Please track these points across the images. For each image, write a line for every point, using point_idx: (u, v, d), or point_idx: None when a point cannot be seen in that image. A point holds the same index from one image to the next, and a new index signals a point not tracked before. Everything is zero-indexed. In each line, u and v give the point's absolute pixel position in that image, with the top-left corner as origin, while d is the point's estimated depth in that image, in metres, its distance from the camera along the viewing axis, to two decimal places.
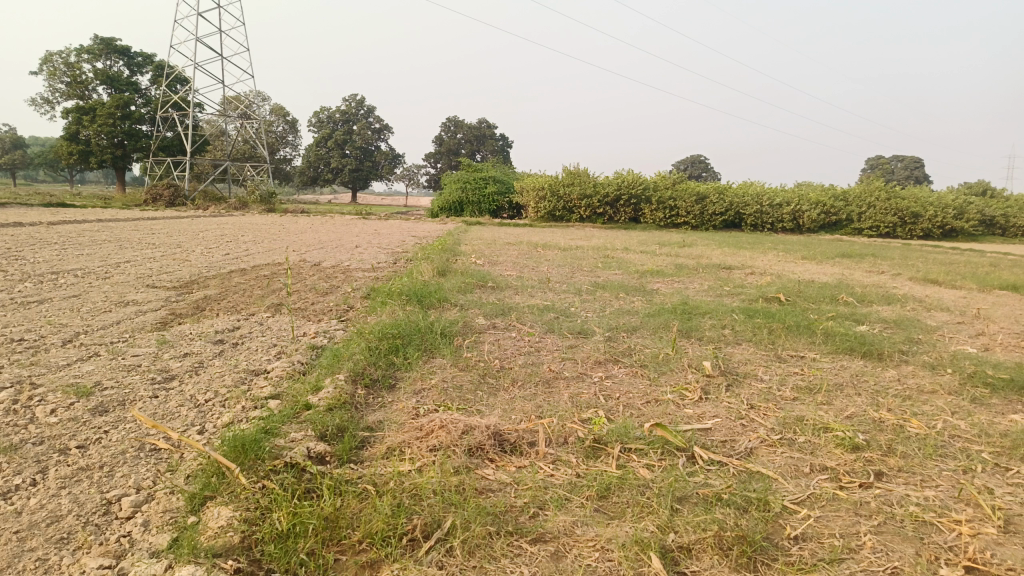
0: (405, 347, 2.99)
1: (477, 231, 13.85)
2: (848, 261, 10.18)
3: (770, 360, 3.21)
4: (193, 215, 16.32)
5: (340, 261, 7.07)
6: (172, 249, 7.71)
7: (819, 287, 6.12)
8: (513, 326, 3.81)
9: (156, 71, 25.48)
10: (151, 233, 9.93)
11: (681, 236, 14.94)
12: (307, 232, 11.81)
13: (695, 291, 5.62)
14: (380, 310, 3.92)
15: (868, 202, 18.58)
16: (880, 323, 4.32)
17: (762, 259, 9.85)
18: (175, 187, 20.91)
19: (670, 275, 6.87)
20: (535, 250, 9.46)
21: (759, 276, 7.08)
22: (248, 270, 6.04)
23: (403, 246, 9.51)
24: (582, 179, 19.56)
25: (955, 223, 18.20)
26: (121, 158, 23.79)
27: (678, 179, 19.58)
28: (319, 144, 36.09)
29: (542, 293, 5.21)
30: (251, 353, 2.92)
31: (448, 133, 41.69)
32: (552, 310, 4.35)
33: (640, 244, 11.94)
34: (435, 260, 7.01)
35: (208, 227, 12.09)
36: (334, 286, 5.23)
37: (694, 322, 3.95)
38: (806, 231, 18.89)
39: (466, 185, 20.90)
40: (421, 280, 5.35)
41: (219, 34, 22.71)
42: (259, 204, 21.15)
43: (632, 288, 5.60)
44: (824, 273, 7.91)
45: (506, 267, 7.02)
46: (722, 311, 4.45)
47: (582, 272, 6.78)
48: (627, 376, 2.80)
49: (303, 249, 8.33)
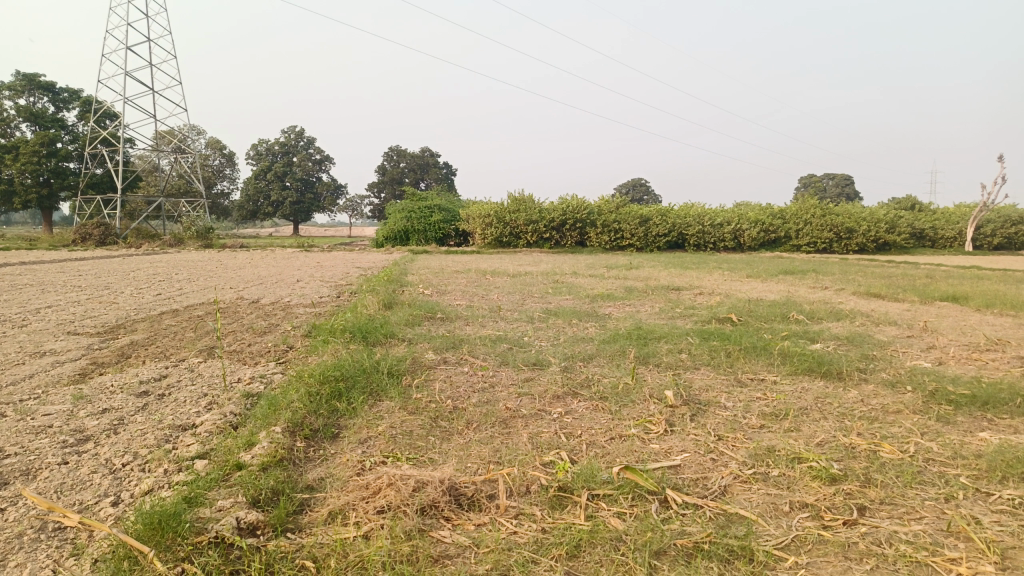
0: (349, 390, 2.79)
1: (424, 260, 13.66)
2: (791, 278, 10.35)
3: (732, 385, 3.11)
4: (126, 254, 15.68)
5: (281, 297, 6.78)
6: (99, 291, 7.29)
7: (769, 306, 6.13)
8: (465, 360, 3.63)
9: (83, 106, 24.63)
10: (79, 274, 9.44)
11: (627, 258, 15.03)
12: (247, 268, 11.42)
13: (648, 315, 5.55)
14: (322, 350, 3.70)
15: (805, 219, 19.09)
16: (834, 341, 4.29)
17: (709, 278, 9.93)
18: (106, 226, 20.14)
19: (621, 299, 6.80)
20: (484, 278, 9.31)
21: (709, 296, 7.08)
22: (182, 311, 5.71)
23: (348, 278, 9.26)
24: (527, 205, 19.58)
25: (887, 237, 18.84)
26: (47, 197, 22.79)
27: (622, 202, 19.79)
28: (258, 177, 35.39)
29: (493, 323, 5.06)
30: (179, 405, 2.67)
31: (391, 162, 41.43)
32: (505, 341, 4.20)
33: (588, 268, 11.92)
34: (380, 292, 6.78)
35: (141, 266, 11.59)
36: (273, 324, 4.97)
37: (651, 348, 3.85)
38: (747, 249, 19.27)
39: (411, 215, 20.68)
40: (366, 314, 5.14)
41: (150, 67, 22.10)
42: (196, 240, 20.51)
43: (584, 314, 5.49)
44: (771, 291, 7.98)
45: (455, 297, 6.86)
46: (677, 334, 4.36)
47: (533, 299, 6.66)
48: (588, 411, 2.66)
49: (242, 286, 8.00)
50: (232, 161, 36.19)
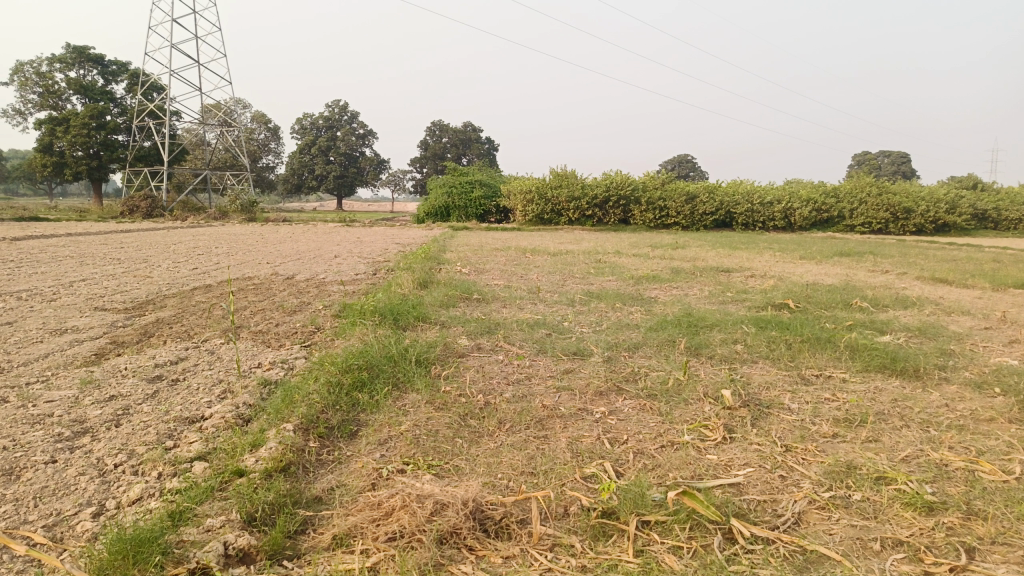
0: (373, 381, 2.56)
1: (464, 236, 13.46)
2: (848, 260, 9.85)
3: (796, 384, 2.80)
4: (170, 227, 15.80)
5: (316, 273, 6.63)
6: (136, 265, 7.23)
7: (828, 291, 5.75)
8: (501, 347, 3.38)
9: (131, 79, 24.93)
10: (120, 247, 9.45)
11: (673, 236, 14.59)
12: (287, 242, 11.36)
13: (696, 299, 5.23)
14: (350, 333, 3.48)
15: (860, 198, 18.29)
16: (904, 332, 3.92)
17: (760, 259, 9.51)
18: (153, 199, 20.40)
19: (667, 281, 6.46)
20: (523, 256, 9.04)
21: (761, 279, 6.69)
22: (214, 286, 5.59)
23: (385, 255, 9.09)
24: (570, 181, 19.20)
25: (948, 218, 17.98)
26: (97, 169, 23.15)
27: (667, 179, 19.25)
28: (302, 151, 35.56)
29: (532, 305, 4.80)
30: (190, 394, 2.47)
31: (433, 137, 41.23)
32: (544, 326, 3.93)
33: (632, 247, 11.56)
34: (416, 270, 6.56)
35: (183, 239, 11.61)
36: (304, 303, 4.78)
37: (702, 337, 3.53)
38: (798, 229, 18.58)
39: (452, 190, 20.46)
40: (400, 294, 4.92)
41: (196, 40, 22.21)
42: (240, 214, 20.62)
43: (628, 297, 5.18)
44: (827, 274, 7.54)
45: (493, 276, 6.61)
46: (731, 322, 4.04)
47: (574, 279, 6.36)
48: (635, 411, 2.38)
49: (278, 261, 7.88)
50: (277, 135, 36.40)
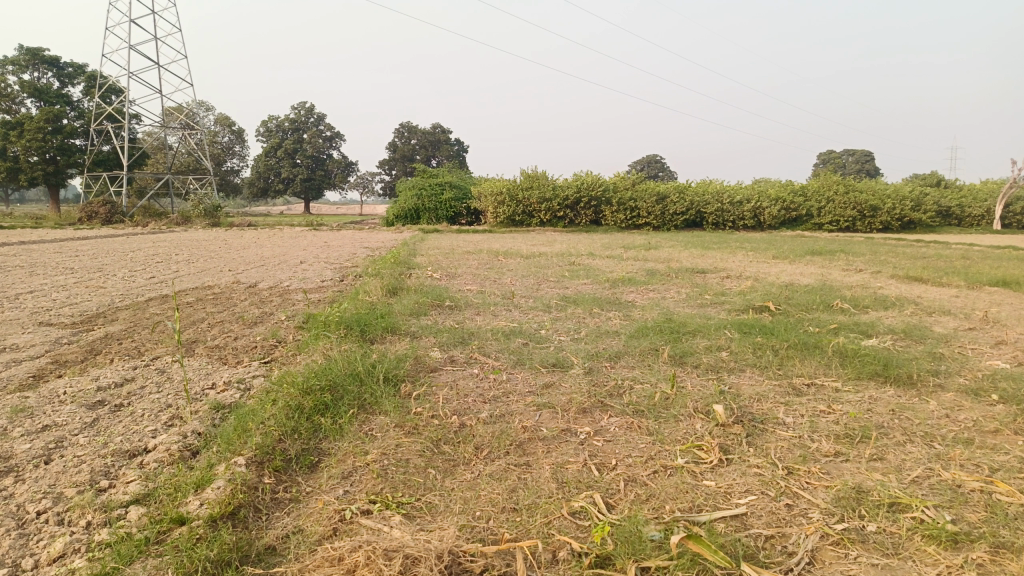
0: (339, 403, 2.35)
1: (435, 239, 13.23)
2: (820, 259, 9.83)
3: (787, 396, 2.65)
4: (131, 233, 15.30)
5: (281, 281, 6.38)
6: (90, 274, 6.90)
7: (806, 292, 5.66)
8: (476, 359, 3.18)
9: (88, 82, 24.24)
10: (75, 255, 9.06)
11: (645, 237, 14.52)
12: (252, 248, 11.04)
13: (674, 302, 5.10)
14: (313, 347, 3.26)
15: (827, 196, 18.42)
16: (890, 335, 3.80)
17: (733, 259, 9.45)
18: (112, 205, 19.79)
19: (644, 283, 6.32)
20: (495, 259, 8.86)
21: (738, 281, 6.58)
22: (172, 297, 5.31)
23: (354, 260, 8.84)
24: (541, 182, 19.06)
25: (913, 215, 18.18)
26: (54, 175, 22.41)
27: (637, 179, 19.22)
28: (268, 154, 34.95)
29: (507, 311, 4.62)
30: (134, 421, 2.23)
31: (402, 138, 40.85)
32: (521, 335, 3.75)
33: (604, 248, 11.45)
34: (385, 276, 6.34)
35: (144, 246, 11.23)
36: (266, 313, 4.53)
37: (686, 345, 3.38)
38: (768, 228, 18.66)
39: (421, 193, 20.20)
40: (368, 302, 4.70)
41: (156, 41, 21.68)
42: (203, 219, 20.13)
43: (605, 301, 5.02)
44: (802, 274, 7.47)
45: (465, 281, 6.42)
46: (713, 327, 3.89)
47: (548, 283, 6.20)
48: (622, 430, 2.20)
49: (242, 269, 7.59)
50: (241, 138, 35.74)
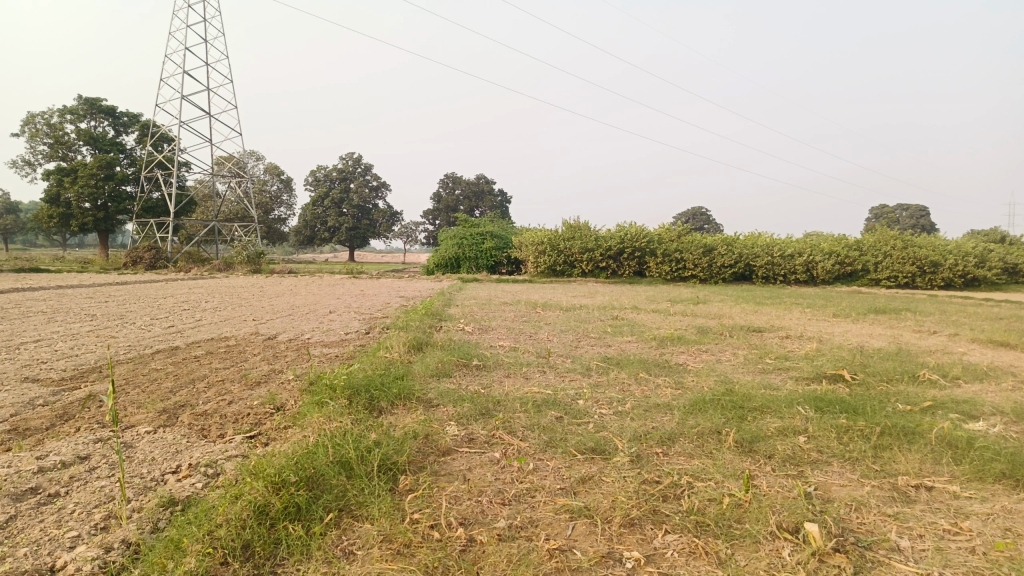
0: (317, 506, 1.85)
1: (473, 290, 12.83)
2: (885, 318, 9.11)
3: (894, 507, 2.05)
4: (171, 278, 15.29)
5: (303, 333, 5.99)
6: (108, 322, 6.58)
7: (882, 358, 5.01)
8: (499, 439, 2.65)
9: (142, 130, 24.94)
10: (104, 302, 8.84)
11: (691, 291, 13.88)
12: (285, 296, 10.77)
13: (732, 368, 4.51)
14: (306, 420, 2.76)
15: (884, 250, 17.56)
16: (1003, 418, 3.15)
17: (789, 317, 8.80)
18: (157, 250, 19.99)
19: (694, 343, 5.74)
20: (533, 311, 8.38)
21: (800, 342, 5.95)
22: (180, 350, 4.91)
23: (385, 310, 8.45)
24: (583, 233, 18.73)
25: (978, 272, 17.14)
26: (103, 221, 22.82)
27: (683, 231, 18.68)
28: (314, 202, 35.39)
29: (542, 374, 4.08)
30: (52, 525, 1.74)
31: (446, 189, 41.17)
32: (554, 406, 3.21)
33: (650, 301, 10.89)
34: (413, 329, 5.89)
35: (178, 292, 11.05)
36: (272, 372, 4.07)
37: (754, 426, 2.80)
38: (821, 283, 17.77)
39: (463, 242, 19.94)
40: (387, 361, 4.22)
41: (208, 91, 22.29)
42: (245, 264, 20.15)
43: (653, 365, 4.45)
44: (871, 335, 6.79)
45: (499, 336, 5.92)
46: (783, 402, 3.29)
47: (589, 341, 5.67)
48: (683, 559, 1.64)
49: (265, 318, 7.23)
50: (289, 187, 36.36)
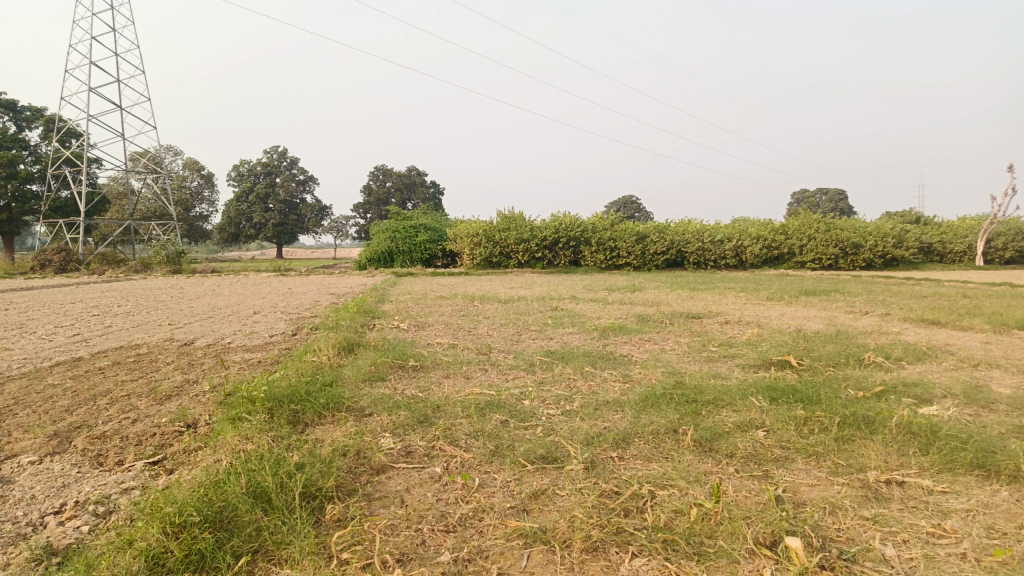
0: (223, 553, 1.57)
1: (408, 284, 12.47)
2: (817, 300, 9.24)
3: (872, 508, 1.89)
4: (83, 282, 14.35)
5: (225, 337, 5.57)
6: (5, 332, 5.99)
7: (824, 341, 4.97)
8: (440, 451, 2.40)
9: (47, 125, 23.44)
10: (3, 309, 8.12)
11: (627, 278, 13.88)
12: (208, 297, 10.20)
13: (678, 357, 4.37)
14: (220, 441, 2.44)
15: (809, 234, 18.04)
16: (956, 401, 3.08)
17: (726, 302, 8.83)
18: (67, 252, 18.79)
19: (637, 332, 5.60)
20: (470, 305, 8.13)
21: (741, 328, 5.89)
22: (83, 361, 4.45)
23: (315, 309, 8.05)
24: (518, 224, 18.55)
25: (896, 252, 17.78)
26: (6, 222, 21.32)
27: (616, 219, 18.74)
28: (238, 198, 34.11)
29: (483, 373, 3.84)
30: None
31: (376, 182, 40.39)
32: (498, 408, 2.97)
33: (587, 291, 10.78)
34: (344, 329, 5.55)
35: (89, 296, 10.33)
36: (187, 383, 3.69)
37: (712, 422, 2.63)
38: (750, 267, 18.12)
39: (395, 235, 19.50)
40: (315, 365, 3.89)
41: (118, 82, 21.07)
42: (165, 264, 19.18)
43: (599, 357, 4.27)
44: (807, 318, 6.82)
45: (436, 333, 5.65)
46: (738, 394, 3.14)
47: (529, 334, 5.46)
48: None
49: (184, 322, 6.75)
50: (211, 182, 34.95)
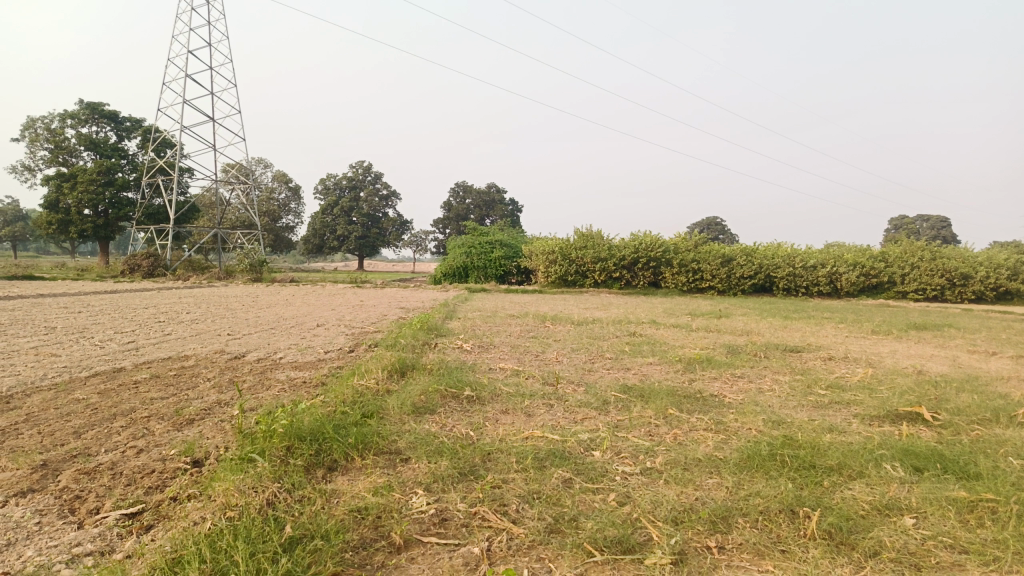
0: None
1: (480, 301, 12.07)
2: (930, 335, 8.26)
3: None
4: (164, 287, 14.61)
5: (278, 351, 5.23)
6: (66, 336, 5.86)
7: (956, 390, 4.17)
8: (482, 521, 1.87)
9: (144, 136, 24.46)
10: (75, 313, 8.11)
11: (711, 303, 13.05)
12: (278, 307, 10.05)
13: (779, 401, 3.70)
14: (216, 488, 1.98)
15: (911, 262, 16.68)
16: None
17: (824, 333, 8.00)
18: (156, 257, 19.37)
19: (726, 366, 4.94)
20: (541, 325, 7.62)
21: (849, 366, 5.14)
22: (120, 374, 4.14)
23: (381, 324, 7.70)
24: (596, 242, 17.98)
25: (1011, 284, 16.19)
26: (103, 227, 22.28)
27: (700, 241, 17.88)
28: (323, 211, 34.83)
29: (547, 410, 3.29)
30: None
31: (456, 198, 40.61)
32: (563, 461, 2.41)
33: (668, 315, 10.11)
34: (403, 348, 5.12)
35: (163, 302, 10.37)
36: (216, 405, 3.29)
37: (842, 504, 2.00)
38: (845, 295, 16.87)
39: (471, 250, 19.23)
40: (359, 391, 3.43)
41: (211, 95, 21.78)
42: (246, 272, 19.55)
43: (685, 397, 3.66)
44: (925, 357, 5.96)
45: (500, 356, 5.15)
46: (865, 459, 2.48)
47: (604, 363, 4.87)
48: None
49: (243, 333, 6.48)
50: (297, 194, 35.87)
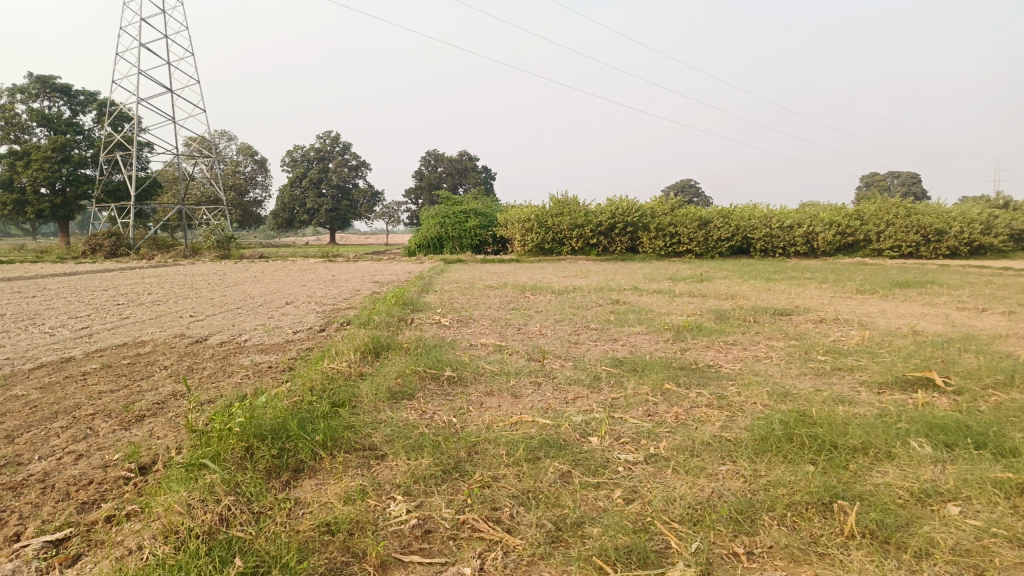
0: None
1: (457, 272, 11.75)
2: (914, 293, 8.14)
3: None
4: (126, 268, 14.05)
5: (244, 333, 4.90)
6: (15, 324, 5.47)
7: (960, 351, 3.97)
8: (472, 532, 1.61)
9: (100, 110, 23.52)
10: (28, 297, 7.67)
11: (691, 267, 12.85)
12: (246, 284, 9.65)
13: (779, 370, 3.48)
14: (159, 504, 1.70)
15: (886, 219, 16.61)
16: None
17: (808, 295, 7.83)
18: (118, 236, 18.70)
19: (718, 333, 4.72)
20: (520, 296, 7.35)
21: (845, 329, 4.94)
22: (68, 365, 3.80)
23: (354, 299, 7.38)
24: (571, 208, 17.67)
25: (984, 239, 16.24)
26: (62, 207, 21.47)
27: (676, 204, 17.65)
28: (292, 184, 34.04)
29: (536, 390, 3.03)
30: None
31: (428, 167, 39.94)
32: (559, 451, 2.15)
33: (649, 281, 9.90)
34: (377, 325, 4.82)
35: (126, 282, 9.92)
36: (169, 398, 2.97)
37: (878, 493, 1.76)
38: (822, 255, 16.82)
39: (445, 220, 18.84)
40: (328, 376, 3.14)
41: (168, 65, 20.90)
42: (214, 249, 18.99)
43: (682, 370, 3.42)
44: (918, 316, 5.79)
45: (481, 330, 4.87)
46: (889, 435, 2.26)
47: (591, 335, 4.62)
48: None
49: (207, 314, 6.13)
50: (264, 168, 34.99)
